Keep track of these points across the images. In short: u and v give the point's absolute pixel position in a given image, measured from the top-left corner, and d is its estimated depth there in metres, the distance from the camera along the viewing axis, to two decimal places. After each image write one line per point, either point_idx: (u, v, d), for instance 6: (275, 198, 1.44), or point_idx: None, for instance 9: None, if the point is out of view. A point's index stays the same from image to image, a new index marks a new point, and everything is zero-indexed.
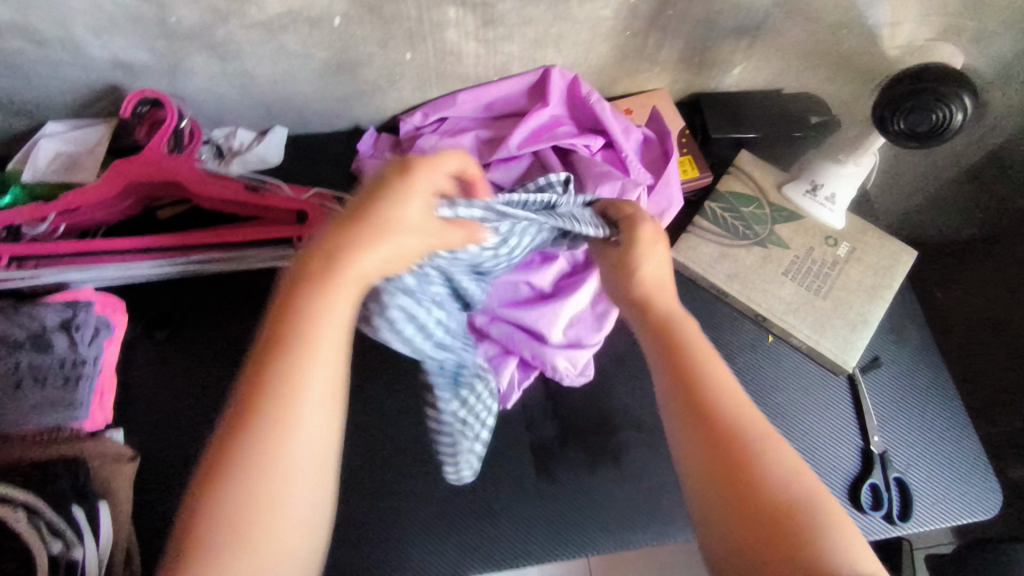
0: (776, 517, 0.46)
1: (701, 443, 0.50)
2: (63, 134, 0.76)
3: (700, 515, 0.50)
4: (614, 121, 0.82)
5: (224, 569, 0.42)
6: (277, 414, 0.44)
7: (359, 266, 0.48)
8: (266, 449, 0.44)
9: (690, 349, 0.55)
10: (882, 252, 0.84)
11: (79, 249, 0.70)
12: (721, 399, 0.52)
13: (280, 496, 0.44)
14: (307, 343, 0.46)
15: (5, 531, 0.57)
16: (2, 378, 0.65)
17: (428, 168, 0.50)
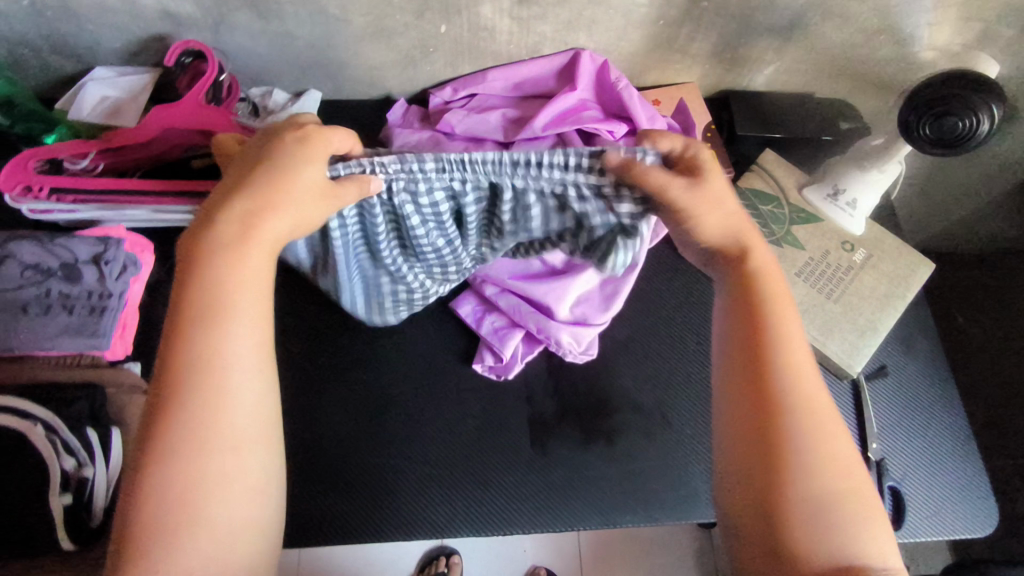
0: (805, 505, 0.47)
1: (751, 419, 0.51)
2: (111, 80, 0.80)
3: (737, 482, 0.51)
4: (641, 108, 0.83)
5: (179, 544, 0.44)
6: (207, 385, 0.47)
7: (264, 236, 0.51)
8: (200, 425, 0.46)
9: (771, 314, 0.53)
10: (899, 262, 0.84)
11: (115, 186, 0.73)
12: (788, 375, 0.51)
13: (229, 465, 0.47)
14: (225, 309, 0.49)
15: (24, 446, 0.61)
16: (34, 303, 0.68)
17: (319, 141, 0.54)
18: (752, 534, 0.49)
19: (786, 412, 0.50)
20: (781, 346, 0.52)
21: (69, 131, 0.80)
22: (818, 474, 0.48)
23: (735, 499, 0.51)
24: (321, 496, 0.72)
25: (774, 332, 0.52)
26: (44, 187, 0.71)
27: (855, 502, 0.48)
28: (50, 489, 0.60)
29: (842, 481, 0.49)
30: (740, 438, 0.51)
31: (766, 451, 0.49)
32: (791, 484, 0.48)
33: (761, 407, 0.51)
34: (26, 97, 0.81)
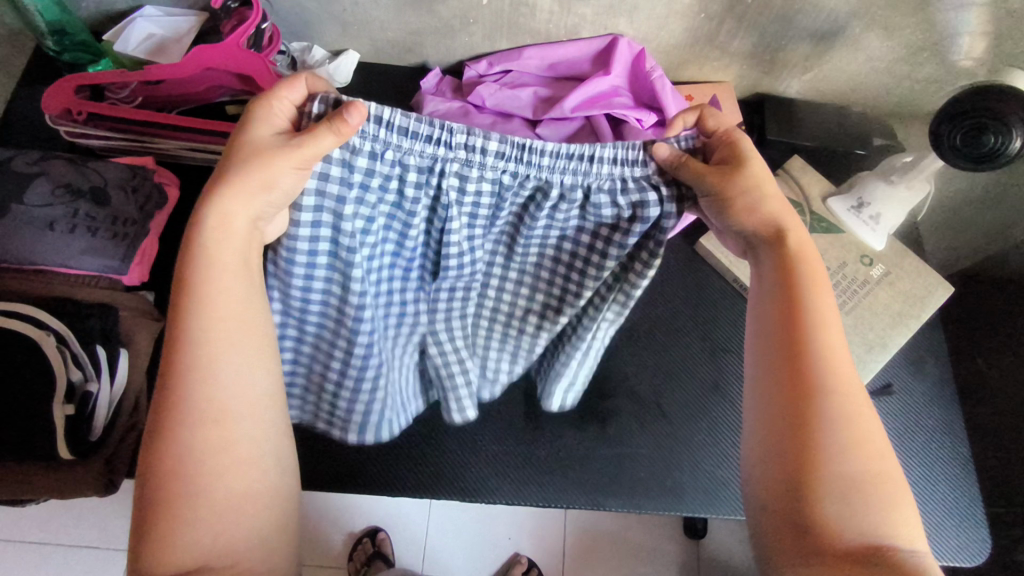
0: (835, 483, 0.49)
1: (788, 423, 0.52)
2: (159, 18, 0.82)
3: (765, 485, 0.52)
4: (671, 101, 0.84)
5: (189, 507, 0.48)
6: (196, 363, 0.50)
7: (233, 213, 0.51)
8: (195, 397, 0.49)
9: (808, 297, 0.54)
10: (916, 282, 0.82)
11: (151, 119, 0.75)
12: (824, 358, 0.53)
13: (222, 439, 0.50)
14: (213, 289, 0.51)
15: (35, 353, 0.63)
16: (60, 220, 0.70)
17: (269, 100, 0.52)
18: (780, 510, 0.50)
19: (822, 394, 0.52)
20: (819, 329, 0.54)
21: (115, 65, 0.84)
22: (850, 455, 0.50)
23: (764, 476, 0.52)
24: (320, 438, 0.74)
25: (812, 315, 0.54)
26: (83, 112, 0.73)
27: (878, 482, 0.50)
28: (56, 397, 0.63)
29: (873, 462, 0.50)
30: (775, 418, 0.53)
31: (801, 431, 0.51)
32: (825, 461, 0.49)
33: (797, 388, 0.52)
34: (77, 27, 0.81)
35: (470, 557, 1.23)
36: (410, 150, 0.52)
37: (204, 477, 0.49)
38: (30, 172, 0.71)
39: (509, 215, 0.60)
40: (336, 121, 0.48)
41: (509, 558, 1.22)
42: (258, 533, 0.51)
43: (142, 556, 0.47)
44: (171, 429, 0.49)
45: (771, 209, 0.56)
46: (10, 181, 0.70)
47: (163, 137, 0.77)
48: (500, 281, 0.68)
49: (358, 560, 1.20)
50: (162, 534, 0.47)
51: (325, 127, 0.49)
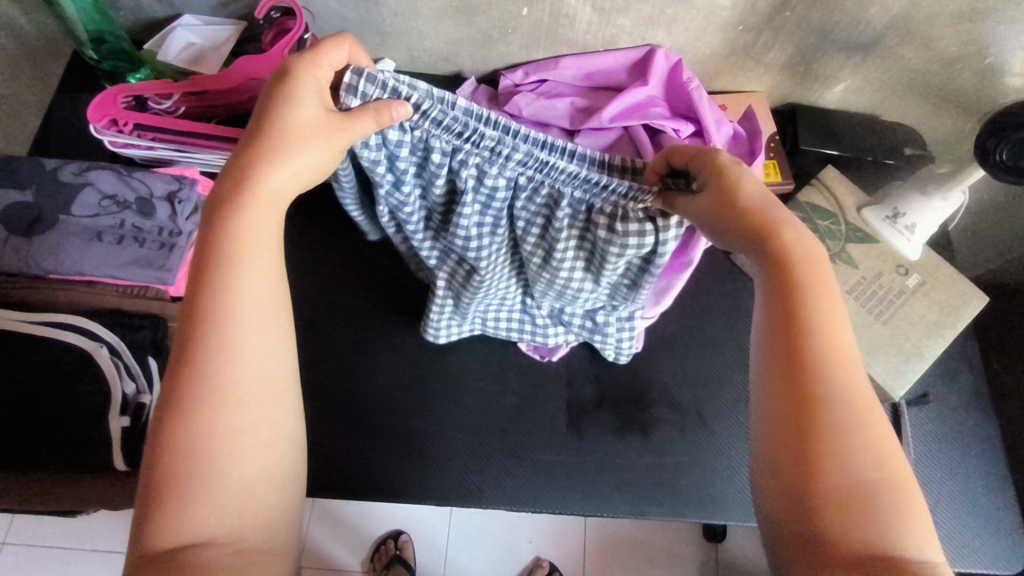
0: (853, 491, 0.44)
1: (799, 417, 0.47)
2: (198, 27, 0.82)
3: (776, 489, 0.47)
4: (709, 111, 0.82)
5: (195, 490, 0.44)
6: (220, 341, 0.47)
7: (271, 182, 0.50)
8: (219, 373, 0.47)
9: (809, 301, 0.49)
10: (952, 292, 0.83)
11: (193, 129, 0.74)
12: (827, 363, 0.47)
13: (237, 419, 0.47)
14: (242, 260, 0.49)
15: (89, 365, 0.63)
16: (108, 231, 0.70)
17: (306, 69, 0.51)
18: (788, 529, 0.45)
19: (829, 402, 0.46)
20: (823, 333, 0.48)
21: (152, 74, 0.84)
22: (860, 463, 0.44)
23: (770, 495, 0.47)
24: (361, 448, 0.74)
25: (813, 318, 0.49)
26: (129, 122, 0.73)
27: (893, 493, 0.44)
28: (111, 411, 0.63)
29: (883, 471, 0.45)
30: (777, 427, 0.48)
31: (806, 440, 0.46)
32: (832, 472, 0.44)
33: (799, 396, 0.47)
34: (117, 36, 0.81)
35: (492, 562, 1.23)
36: (438, 137, 0.57)
37: (215, 458, 0.45)
38: (76, 183, 0.71)
39: (528, 224, 0.64)
40: (380, 110, 0.52)
41: (532, 561, 1.22)
42: (266, 526, 0.47)
43: (145, 539, 0.44)
44: (184, 407, 0.46)
45: (750, 205, 0.51)
46: (56, 191, 0.70)
47: (204, 147, 0.77)
48: (515, 271, 0.73)
49: (380, 561, 1.21)
50: (163, 520, 0.44)
51: (366, 110, 0.52)
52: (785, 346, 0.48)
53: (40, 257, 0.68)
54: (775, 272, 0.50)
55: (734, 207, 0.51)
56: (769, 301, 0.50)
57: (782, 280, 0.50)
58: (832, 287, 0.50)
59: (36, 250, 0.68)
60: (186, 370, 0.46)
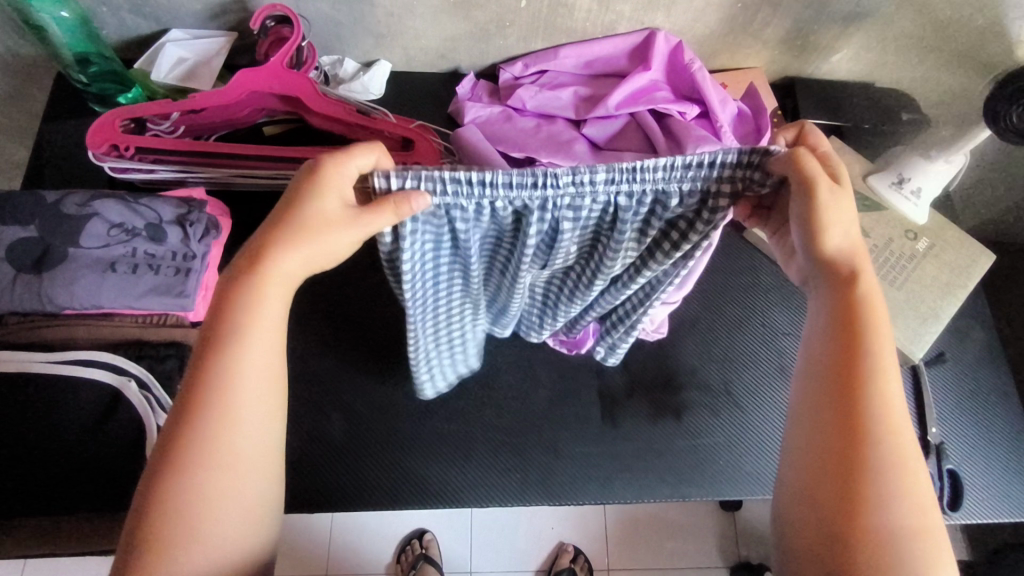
0: (881, 535, 0.44)
1: (837, 455, 0.47)
2: (186, 41, 0.79)
3: (800, 518, 0.47)
4: (714, 91, 0.82)
5: (176, 551, 0.44)
6: (218, 406, 0.46)
7: (280, 266, 0.47)
8: (214, 436, 0.46)
9: (868, 351, 0.48)
10: (961, 253, 0.84)
11: (198, 149, 0.72)
12: (880, 410, 0.47)
13: (228, 484, 0.46)
14: (252, 316, 0.47)
15: (120, 401, 0.63)
16: (121, 261, 0.68)
17: (337, 164, 0.47)
18: (806, 552, 0.47)
19: (872, 445, 0.46)
20: (877, 380, 0.48)
21: (145, 92, 0.81)
22: (888, 509, 0.45)
23: (798, 519, 0.48)
24: (397, 459, 0.74)
25: (873, 369, 0.48)
26: (130, 146, 0.71)
27: (919, 541, 0.45)
28: (148, 444, 0.63)
29: (912, 521, 0.45)
30: (809, 457, 0.48)
31: (840, 476, 0.46)
32: (863, 511, 0.45)
33: (842, 433, 0.47)
34: (106, 56, 0.78)
35: (513, 554, 1.16)
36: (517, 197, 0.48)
37: (197, 520, 0.45)
38: (80, 214, 0.68)
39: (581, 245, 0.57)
40: (401, 207, 0.44)
41: (555, 548, 1.16)
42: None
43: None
44: (178, 462, 0.45)
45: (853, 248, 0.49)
46: (61, 224, 0.67)
47: (209, 166, 0.75)
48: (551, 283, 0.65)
49: (406, 563, 1.12)
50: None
51: (386, 206, 0.45)
52: (843, 384, 0.48)
53: (54, 294, 0.65)
54: (845, 309, 0.49)
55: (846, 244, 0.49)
56: (832, 333, 0.49)
57: (850, 321, 0.49)
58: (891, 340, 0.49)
59: (50, 287, 0.65)
60: (185, 429, 0.45)
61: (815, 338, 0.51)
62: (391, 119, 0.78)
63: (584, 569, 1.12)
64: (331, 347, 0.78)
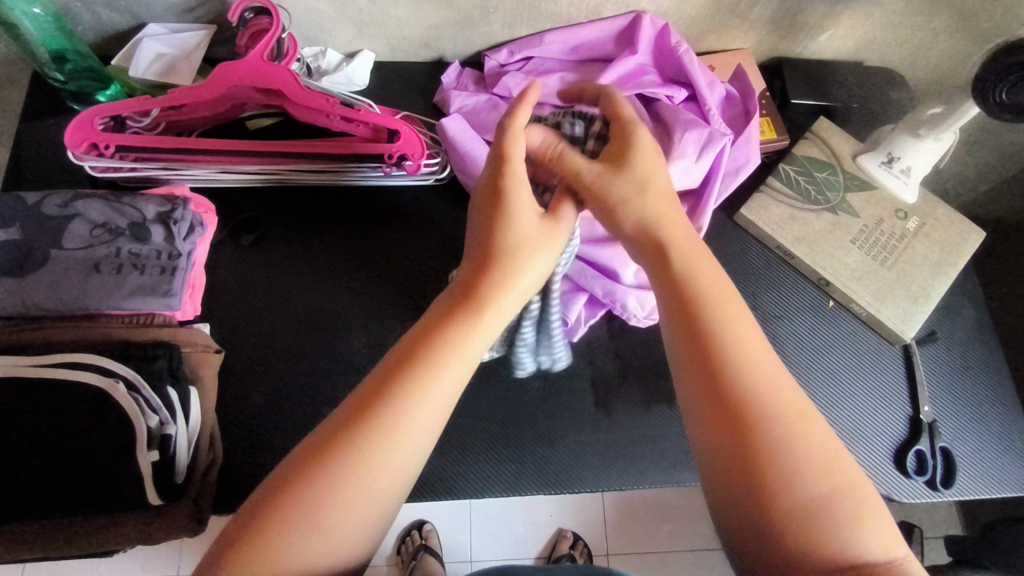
0: (800, 507, 0.43)
1: (733, 446, 0.44)
2: (165, 36, 0.78)
3: (727, 517, 0.46)
4: (701, 73, 0.80)
5: (284, 538, 0.42)
6: (395, 417, 0.46)
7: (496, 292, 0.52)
8: (381, 443, 0.45)
9: (712, 321, 0.48)
10: (951, 231, 0.84)
11: (180, 146, 0.71)
12: (751, 383, 0.45)
13: (358, 494, 0.44)
14: (459, 343, 0.49)
15: (109, 402, 0.62)
16: (105, 261, 0.67)
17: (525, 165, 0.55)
18: (753, 551, 0.44)
19: (761, 424, 0.44)
20: (734, 350, 0.46)
21: (125, 90, 0.80)
22: (803, 478, 0.43)
23: (731, 522, 0.45)
24: None
25: (722, 338, 0.47)
26: (110, 145, 0.70)
27: (837, 502, 0.43)
28: (138, 447, 0.62)
29: (831, 478, 0.44)
30: (718, 458, 0.45)
31: (745, 470, 0.44)
32: (779, 494, 0.43)
33: (728, 422, 0.45)
34: (83, 53, 0.77)
35: (512, 543, 1.16)
36: None
37: (323, 507, 0.43)
38: (62, 216, 0.67)
39: None
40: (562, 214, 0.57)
41: (555, 535, 1.16)
42: None
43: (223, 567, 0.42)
44: (339, 450, 0.45)
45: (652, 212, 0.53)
46: (43, 226, 0.67)
47: (192, 163, 0.74)
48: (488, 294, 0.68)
49: (407, 554, 1.12)
50: (251, 560, 0.42)
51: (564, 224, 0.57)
52: (699, 371, 0.47)
53: (39, 297, 0.65)
54: (665, 274, 0.51)
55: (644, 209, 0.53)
56: (671, 314, 0.49)
57: (682, 299, 0.49)
58: (728, 291, 0.50)
59: (34, 290, 0.65)
60: (367, 418, 0.45)
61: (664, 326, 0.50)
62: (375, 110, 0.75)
63: (583, 555, 1.12)
64: (320, 345, 0.76)
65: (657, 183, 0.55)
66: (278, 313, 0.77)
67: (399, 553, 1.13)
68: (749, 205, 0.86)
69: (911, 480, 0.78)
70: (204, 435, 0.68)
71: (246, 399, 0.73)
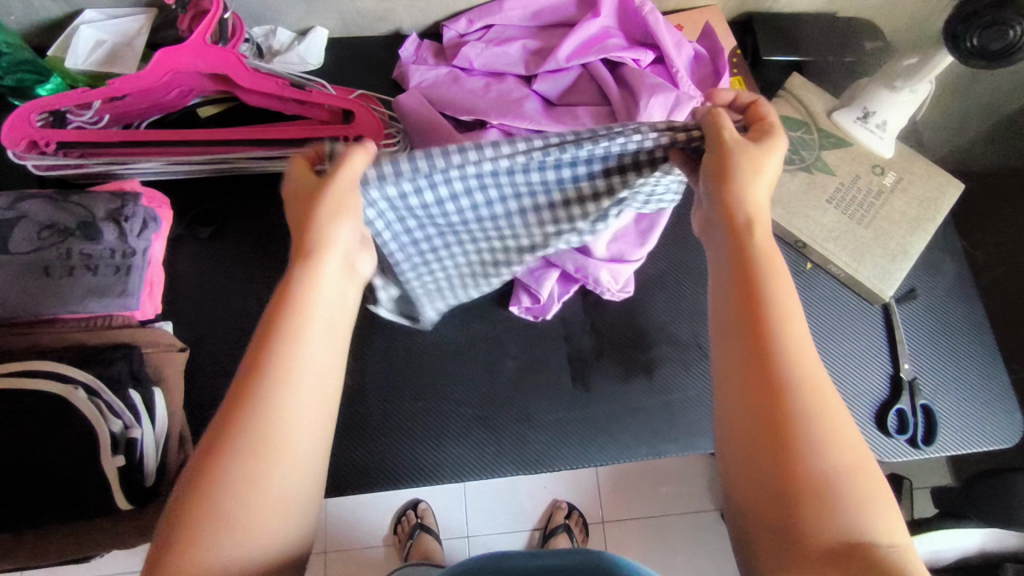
0: (814, 480, 0.41)
1: (756, 408, 0.43)
2: (103, 22, 0.74)
3: (733, 487, 0.44)
4: (667, 32, 0.76)
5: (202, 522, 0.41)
6: (260, 409, 0.44)
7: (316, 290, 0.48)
8: (259, 425, 0.43)
9: (770, 296, 0.46)
10: (929, 184, 0.82)
11: (126, 140, 0.68)
12: (792, 357, 0.44)
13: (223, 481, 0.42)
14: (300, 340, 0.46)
15: (69, 410, 0.60)
16: (57, 264, 0.65)
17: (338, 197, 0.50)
18: (750, 518, 0.43)
19: (791, 393, 0.43)
20: (783, 326, 0.45)
21: (66, 82, 0.77)
22: (820, 449, 0.41)
23: (738, 490, 0.44)
24: (368, 441, 0.73)
25: (777, 312, 0.45)
26: (51, 142, 0.68)
27: (854, 478, 0.41)
28: (103, 453, 0.60)
29: (850, 460, 0.42)
30: (732, 413, 0.44)
31: (766, 436, 0.42)
32: (797, 462, 0.41)
33: (762, 382, 0.43)
34: (15, 45, 0.73)
35: (508, 515, 1.16)
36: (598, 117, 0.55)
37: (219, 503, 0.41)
38: (7, 218, 0.65)
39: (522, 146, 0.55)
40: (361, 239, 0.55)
41: (550, 505, 1.16)
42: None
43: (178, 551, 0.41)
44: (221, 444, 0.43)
45: (747, 200, 0.48)
46: None
47: (137, 156, 0.70)
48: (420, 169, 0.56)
49: (403, 533, 1.11)
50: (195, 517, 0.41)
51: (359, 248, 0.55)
52: (744, 336, 0.45)
53: None
54: (739, 254, 0.48)
55: (743, 194, 0.48)
56: (734, 287, 0.47)
57: (745, 271, 0.47)
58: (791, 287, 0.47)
59: None
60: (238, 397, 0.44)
61: (716, 295, 0.49)
62: (328, 90, 0.72)
63: (578, 524, 1.12)
64: None
65: (770, 177, 0.49)
66: (240, 305, 0.75)
67: (396, 532, 1.13)
68: None
69: (891, 439, 0.77)
70: (174, 434, 0.67)
71: (213, 397, 0.72)
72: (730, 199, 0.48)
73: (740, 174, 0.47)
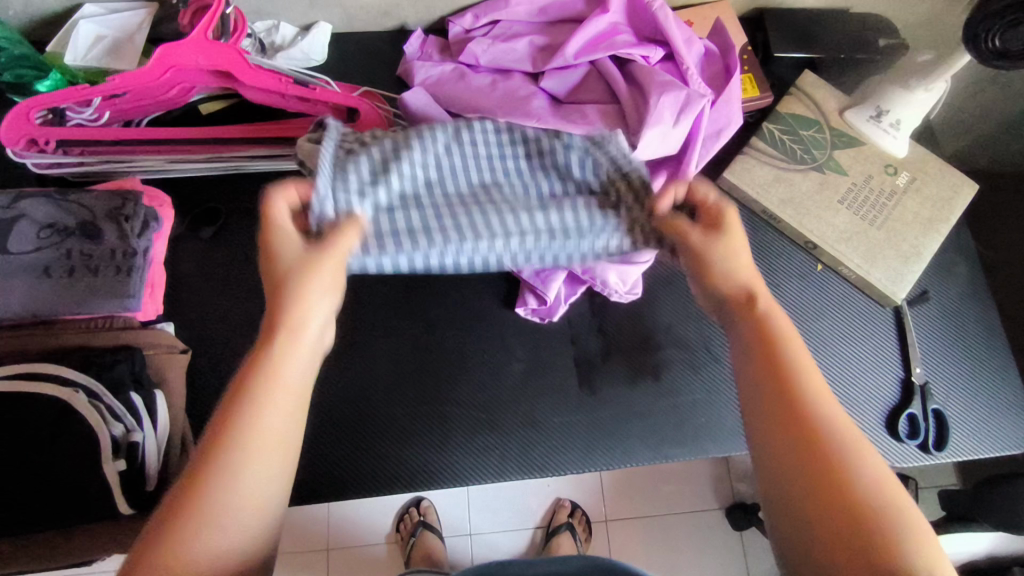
0: (880, 519, 0.41)
1: (803, 459, 0.44)
2: (102, 17, 0.73)
3: (797, 545, 0.43)
4: (678, 29, 0.74)
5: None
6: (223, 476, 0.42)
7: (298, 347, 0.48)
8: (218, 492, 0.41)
9: (791, 354, 0.48)
10: (942, 184, 0.80)
11: (128, 137, 0.67)
12: (823, 406, 0.46)
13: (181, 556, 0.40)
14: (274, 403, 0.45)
15: (70, 413, 0.59)
16: (57, 265, 0.64)
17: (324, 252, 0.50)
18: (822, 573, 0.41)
19: (833, 438, 0.44)
20: (808, 376, 0.47)
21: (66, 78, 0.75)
22: (873, 490, 0.42)
23: (802, 546, 0.43)
24: (373, 444, 0.72)
25: (798, 367, 0.48)
26: (50, 140, 0.67)
27: (909, 516, 0.42)
28: (103, 457, 0.59)
29: (900, 498, 0.42)
30: (780, 465, 0.45)
31: (821, 483, 0.42)
32: (857, 503, 0.41)
33: (802, 430, 0.45)
34: (13, 40, 0.72)
35: (511, 513, 1.16)
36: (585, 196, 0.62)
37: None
38: (6, 217, 0.64)
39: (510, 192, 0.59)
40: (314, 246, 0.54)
41: (553, 503, 1.16)
42: None
43: None
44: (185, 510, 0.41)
45: (744, 271, 0.53)
46: None
47: (138, 154, 0.69)
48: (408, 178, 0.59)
49: (406, 531, 1.11)
50: None
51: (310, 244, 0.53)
52: (771, 390, 0.47)
53: None
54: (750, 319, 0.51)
55: (737, 267, 0.53)
56: (753, 348, 0.49)
57: (762, 331, 0.49)
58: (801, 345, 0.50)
59: None
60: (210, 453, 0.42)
61: (737, 361, 0.50)
62: (332, 87, 0.71)
63: (582, 522, 1.12)
64: None
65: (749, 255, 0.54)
66: (243, 305, 0.74)
67: (399, 529, 1.12)
68: (732, 168, 0.82)
69: (902, 445, 0.76)
70: (176, 436, 0.66)
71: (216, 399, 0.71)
72: (726, 273, 0.53)
73: (721, 257, 0.53)
